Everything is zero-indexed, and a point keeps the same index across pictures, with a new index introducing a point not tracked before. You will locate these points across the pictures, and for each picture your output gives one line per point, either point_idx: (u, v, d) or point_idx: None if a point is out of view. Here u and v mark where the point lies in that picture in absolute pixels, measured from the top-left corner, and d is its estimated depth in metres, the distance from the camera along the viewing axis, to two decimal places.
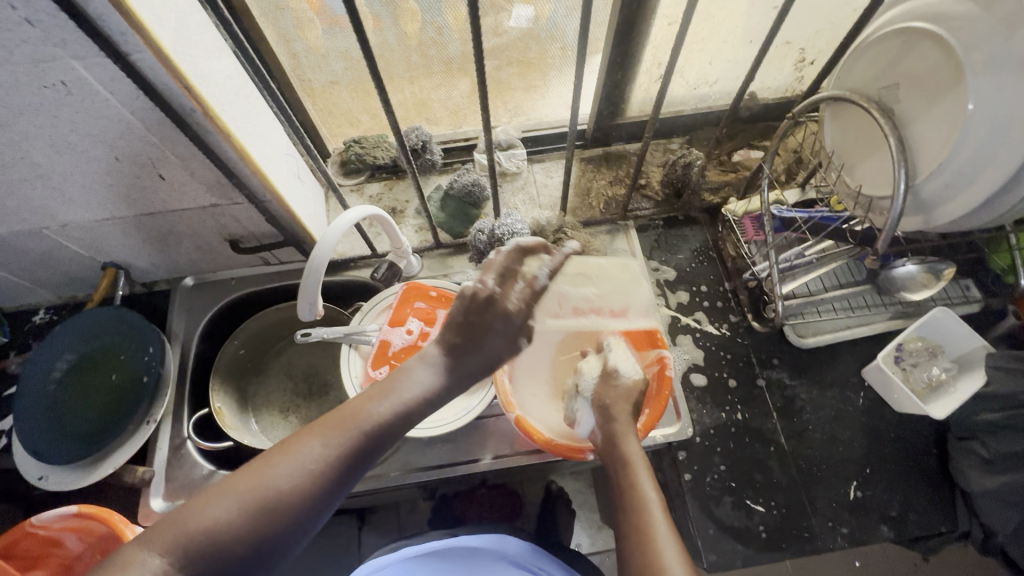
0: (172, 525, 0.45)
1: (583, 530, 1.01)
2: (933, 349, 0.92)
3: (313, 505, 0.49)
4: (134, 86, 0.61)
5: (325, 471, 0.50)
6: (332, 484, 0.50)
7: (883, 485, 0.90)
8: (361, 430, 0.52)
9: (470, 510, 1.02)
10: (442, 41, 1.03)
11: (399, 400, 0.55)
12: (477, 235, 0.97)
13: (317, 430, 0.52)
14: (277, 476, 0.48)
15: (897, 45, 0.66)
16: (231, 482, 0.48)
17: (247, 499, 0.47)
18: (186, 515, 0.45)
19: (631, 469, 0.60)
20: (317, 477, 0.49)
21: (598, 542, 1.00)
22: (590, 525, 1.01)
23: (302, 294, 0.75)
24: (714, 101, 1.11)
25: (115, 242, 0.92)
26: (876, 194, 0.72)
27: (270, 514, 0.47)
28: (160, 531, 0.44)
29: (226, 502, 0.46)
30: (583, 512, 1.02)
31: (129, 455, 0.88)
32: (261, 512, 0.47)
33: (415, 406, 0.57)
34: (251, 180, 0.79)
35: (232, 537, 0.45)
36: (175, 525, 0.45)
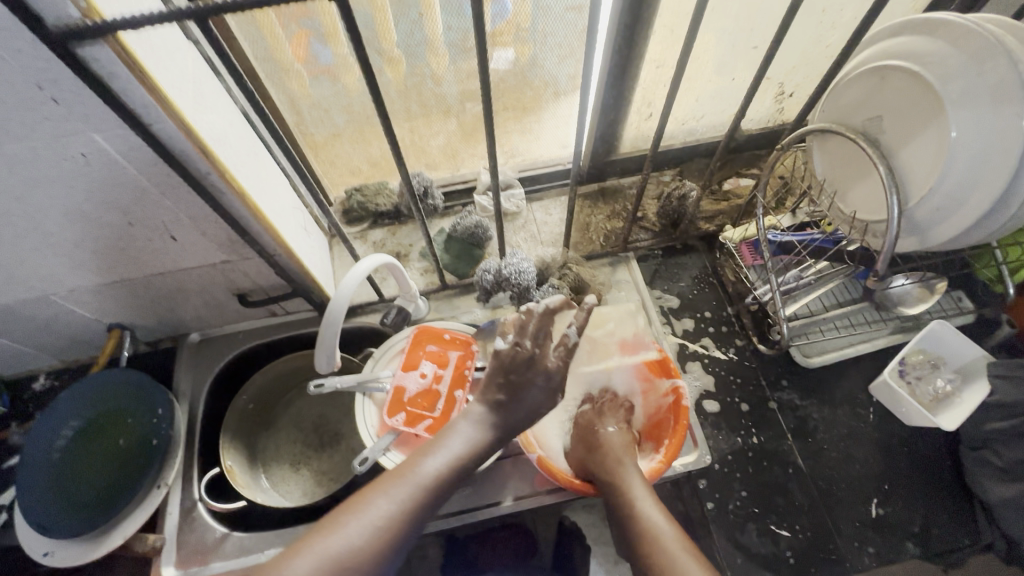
0: None
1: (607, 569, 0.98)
2: (934, 361, 0.94)
3: (377, 562, 0.55)
4: (153, 154, 0.62)
5: (387, 530, 0.57)
6: (397, 537, 0.57)
7: (903, 501, 0.91)
8: (418, 484, 0.61)
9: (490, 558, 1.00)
10: (440, 91, 1.09)
11: (448, 455, 0.64)
12: (482, 275, 0.98)
13: (380, 490, 0.60)
14: (350, 534, 0.55)
15: (874, 81, 0.71)
16: (306, 545, 0.54)
17: (322, 559, 0.53)
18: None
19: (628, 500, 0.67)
20: (377, 539, 0.56)
21: None
22: (606, 559, 0.98)
23: (319, 345, 0.75)
24: (702, 134, 1.15)
25: (123, 303, 0.92)
26: (869, 218, 0.75)
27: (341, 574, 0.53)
28: None
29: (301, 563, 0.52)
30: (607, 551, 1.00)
31: (139, 523, 0.84)
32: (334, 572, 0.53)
33: (461, 461, 0.65)
34: (262, 236, 0.80)
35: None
36: None
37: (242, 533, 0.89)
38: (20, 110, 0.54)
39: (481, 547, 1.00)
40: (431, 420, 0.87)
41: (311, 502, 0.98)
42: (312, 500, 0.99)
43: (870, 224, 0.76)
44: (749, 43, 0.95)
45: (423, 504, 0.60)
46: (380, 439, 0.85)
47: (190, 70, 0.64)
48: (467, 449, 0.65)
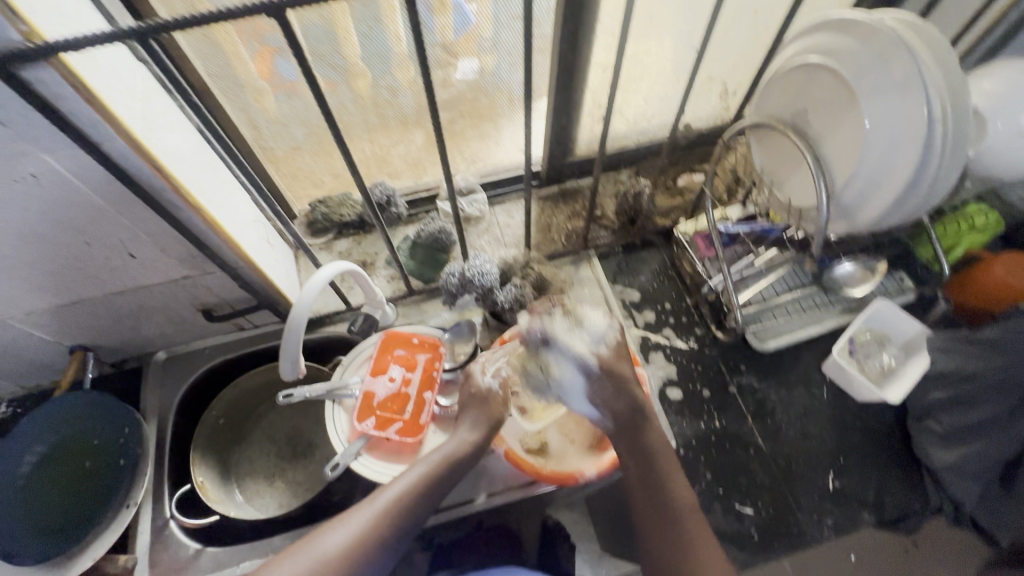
0: None
1: (585, 562, 1.00)
2: (881, 338, 0.99)
3: (354, 566, 0.62)
4: (106, 171, 0.63)
5: (363, 535, 0.64)
6: (374, 541, 0.64)
7: (858, 473, 0.95)
8: (391, 494, 0.68)
9: (470, 558, 1.00)
10: (397, 101, 1.09)
11: (423, 465, 0.71)
12: (448, 278, 1.01)
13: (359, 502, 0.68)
14: (329, 539, 0.63)
15: (799, 77, 0.76)
16: (294, 550, 0.62)
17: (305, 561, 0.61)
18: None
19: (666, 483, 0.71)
20: (352, 545, 0.63)
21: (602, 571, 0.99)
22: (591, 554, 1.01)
23: (282, 354, 0.76)
24: (654, 134, 1.20)
25: (84, 324, 0.91)
26: (803, 205, 0.80)
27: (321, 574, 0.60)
28: None
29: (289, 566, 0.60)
30: (583, 543, 1.02)
31: (110, 542, 0.84)
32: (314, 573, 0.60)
33: (437, 472, 0.72)
34: (223, 249, 0.81)
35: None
36: None
37: (216, 548, 0.89)
38: None
39: (466, 553, 1.01)
40: (401, 423, 0.89)
41: (287, 512, 0.98)
42: (288, 510, 0.99)
43: (805, 210, 0.80)
44: (690, 44, 1.00)
45: (400, 512, 0.67)
46: (351, 444, 0.86)
47: (140, 90, 0.66)
48: (444, 459, 0.73)
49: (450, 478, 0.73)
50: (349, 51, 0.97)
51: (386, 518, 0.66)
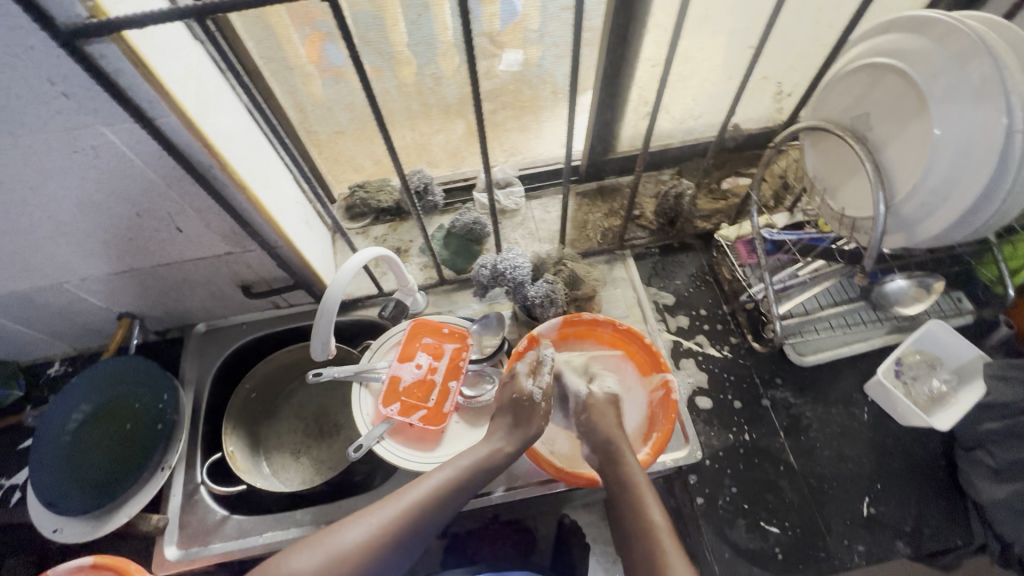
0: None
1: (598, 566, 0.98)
2: (932, 361, 0.94)
3: (368, 566, 0.62)
4: (158, 147, 0.65)
5: (382, 536, 0.63)
6: (393, 541, 0.64)
7: (896, 501, 0.90)
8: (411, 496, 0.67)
9: (483, 549, 1.01)
10: (440, 90, 1.11)
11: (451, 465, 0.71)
12: (479, 270, 1.00)
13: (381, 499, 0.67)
14: (349, 533, 0.63)
15: (863, 80, 0.72)
16: (314, 539, 0.63)
17: (321, 556, 0.61)
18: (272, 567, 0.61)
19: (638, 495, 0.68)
20: (369, 544, 0.62)
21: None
22: (604, 558, 0.98)
23: (314, 333, 0.77)
24: (700, 134, 1.16)
25: (132, 292, 0.95)
26: (857, 215, 0.75)
27: (337, 573, 0.60)
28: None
29: (306, 559, 0.61)
30: (598, 546, 1.00)
31: (144, 502, 0.88)
32: (328, 570, 0.60)
33: (464, 474, 0.71)
34: (263, 229, 0.83)
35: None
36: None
37: (242, 516, 0.92)
38: (34, 104, 0.57)
39: (480, 542, 1.02)
40: (425, 411, 0.90)
41: (309, 489, 1.00)
42: (311, 487, 1.01)
43: (858, 221, 0.76)
44: (745, 41, 0.96)
45: (419, 518, 0.66)
46: (375, 427, 0.87)
47: (194, 67, 0.67)
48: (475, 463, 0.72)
49: (472, 483, 0.71)
50: (396, 38, 0.98)
51: (407, 520, 0.65)
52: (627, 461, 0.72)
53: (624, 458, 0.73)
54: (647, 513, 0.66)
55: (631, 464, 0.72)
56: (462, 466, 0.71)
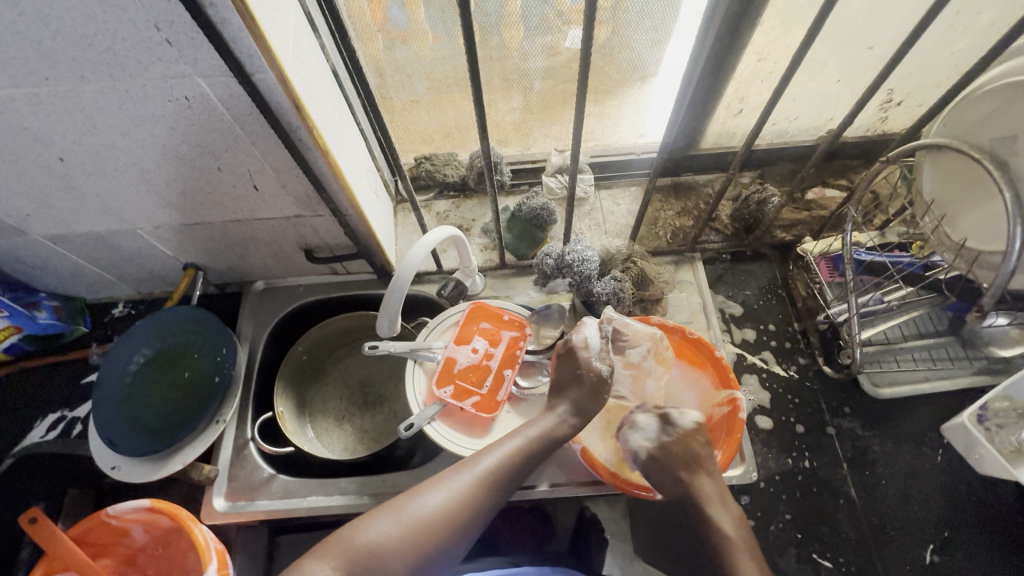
0: (340, 542, 0.60)
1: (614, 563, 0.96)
2: (1022, 411, 0.86)
3: (448, 533, 0.62)
4: (250, 103, 0.63)
5: (459, 505, 0.64)
6: (471, 510, 0.64)
7: (962, 552, 0.85)
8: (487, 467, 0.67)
9: (503, 531, 1.01)
10: (525, 65, 1.06)
11: (524, 435, 0.71)
12: (545, 259, 0.98)
13: (457, 469, 0.67)
14: (426, 500, 0.63)
15: (1009, 97, 0.65)
16: (392, 504, 0.63)
17: (401, 520, 0.62)
18: (351, 533, 0.61)
19: (705, 506, 0.68)
20: (447, 513, 0.63)
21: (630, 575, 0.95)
22: (623, 556, 0.97)
23: (382, 311, 0.75)
24: (792, 137, 1.09)
25: (200, 244, 0.96)
26: (981, 247, 0.69)
27: (418, 537, 0.61)
28: (330, 547, 0.59)
29: (387, 524, 0.61)
30: (617, 542, 0.98)
31: (197, 454, 0.89)
32: (410, 534, 0.61)
33: (534, 446, 0.71)
34: (338, 195, 0.81)
35: (391, 553, 0.60)
36: (342, 541, 0.60)
37: (288, 477, 0.93)
38: (138, 50, 0.56)
39: (500, 524, 1.02)
40: (478, 397, 0.88)
41: (351, 458, 1.01)
42: (352, 456, 1.02)
43: (981, 254, 0.70)
44: (865, 42, 0.88)
45: (492, 486, 0.66)
46: (426, 408, 0.86)
47: (292, 23, 0.65)
48: (543, 435, 0.72)
49: (539, 455, 0.71)
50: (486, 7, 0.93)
51: (480, 489, 0.65)
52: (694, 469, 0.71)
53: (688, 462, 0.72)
54: (732, 547, 0.64)
55: (697, 470, 0.71)
56: (531, 437, 0.72)
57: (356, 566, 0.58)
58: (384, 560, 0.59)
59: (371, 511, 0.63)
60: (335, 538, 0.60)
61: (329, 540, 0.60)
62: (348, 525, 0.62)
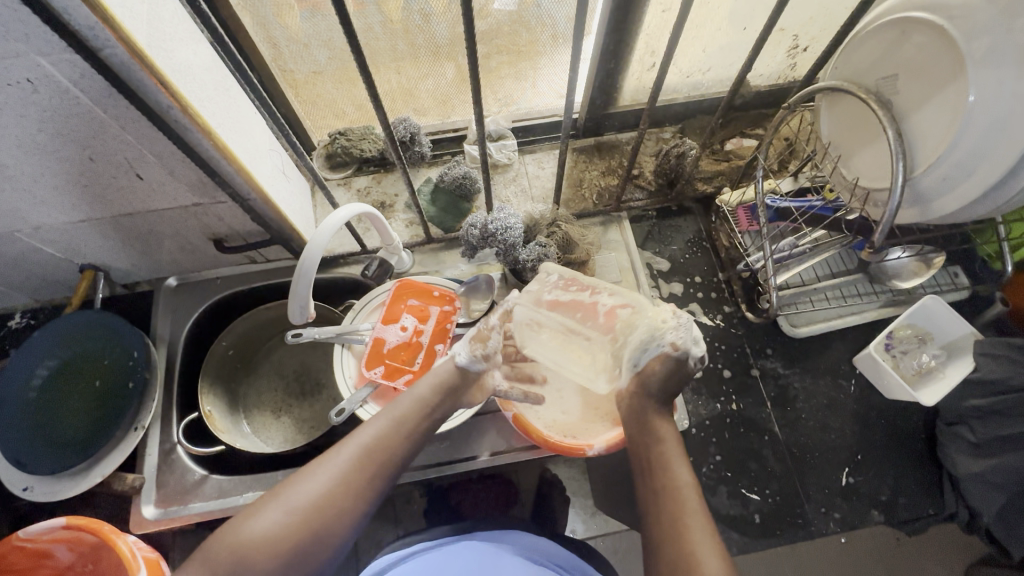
0: (215, 544, 0.54)
1: (577, 517, 1.00)
2: (922, 336, 0.93)
3: (326, 520, 0.57)
4: (106, 83, 0.57)
5: (335, 486, 0.58)
6: (353, 490, 0.59)
7: (874, 471, 0.92)
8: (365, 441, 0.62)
9: (466, 500, 1.02)
10: (429, 28, 0.99)
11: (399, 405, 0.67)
12: (468, 230, 0.92)
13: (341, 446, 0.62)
14: (305, 488, 0.58)
15: (893, 36, 0.67)
16: (273, 494, 0.58)
17: (275, 514, 0.56)
18: (227, 532, 0.55)
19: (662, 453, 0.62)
20: (316, 503, 0.57)
21: (593, 527, 0.99)
22: (584, 511, 1.00)
23: (291, 296, 0.72)
24: (707, 89, 1.09)
25: (92, 243, 0.88)
26: (871, 185, 0.73)
27: (298, 528, 0.56)
28: (210, 548, 0.54)
29: (260, 520, 0.56)
30: (578, 499, 1.01)
31: (117, 464, 0.85)
32: (281, 530, 0.55)
33: (415, 417, 0.66)
34: (234, 178, 0.75)
35: (267, 548, 0.54)
36: (218, 542, 0.55)
37: (221, 476, 0.90)
38: None
39: (462, 493, 1.02)
40: (411, 375, 0.87)
41: (291, 449, 0.99)
42: (293, 447, 1.00)
43: (871, 192, 0.73)
44: None
45: (366, 466, 0.61)
46: (357, 392, 0.84)
47: None
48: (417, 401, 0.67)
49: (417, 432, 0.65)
50: None
51: (351, 477, 0.59)
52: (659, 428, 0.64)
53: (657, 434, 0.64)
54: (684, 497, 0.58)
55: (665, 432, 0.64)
56: (405, 407, 0.67)
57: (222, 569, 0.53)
58: (260, 557, 0.54)
59: (249, 508, 0.57)
60: (216, 536, 0.55)
61: (211, 538, 0.55)
62: (225, 526, 0.56)
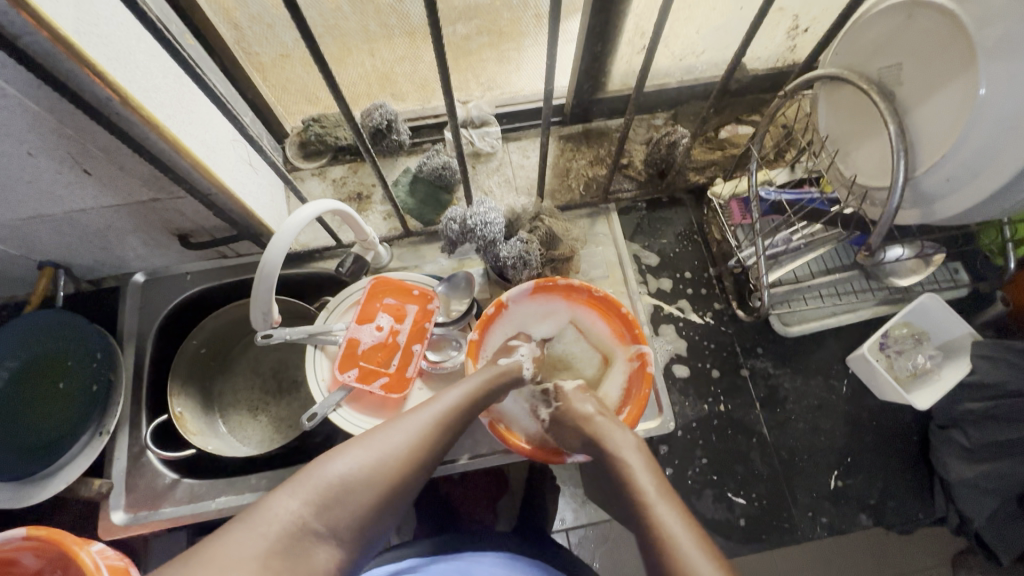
0: (307, 479, 0.52)
1: (567, 505, 0.99)
2: (918, 335, 0.89)
3: (424, 463, 0.58)
4: (32, 73, 0.52)
5: (433, 431, 0.60)
6: (446, 439, 0.61)
7: (863, 474, 0.90)
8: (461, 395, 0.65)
9: (456, 489, 0.99)
10: (403, 8, 0.95)
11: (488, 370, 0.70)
12: (447, 225, 0.87)
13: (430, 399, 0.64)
14: (398, 431, 0.58)
15: (899, 22, 0.62)
16: (360, 437, 0.58)
17: (373, 454, 0.56)
18: (318, 469, 0.53)
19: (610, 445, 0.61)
20: (408, 454, 0.57)
21: (582, 516, 0.98)
22: (574, 500, 0.99)
23: (253, 301, 0.68)
24: (701, 72, 1.03)
25: (48, 240, 0.84)
26: (870, 183, 0.68)
27: (399, 468, 0.56)
28: (296, 484, 0.52)
29: (358, 456, 0.55)
30: (568, 487, 1.00)
31: (83, 469, 0.83)
32: (380, 470, 0.55)
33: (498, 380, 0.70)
34: (191, 174, 0.70)
35: (367, 485, 0.54)
36: (310, 478, 0.53)
37: (193, 480, 0.88)
38: None
39: (453, 483, 0.99)
40: (387, 378, 0.83)
41: (267, 449, 0.96)
42: (270, 447, 0.97)
43: (870, 190, 0.69)
44: None
45: (459, 417, 0.63)
46: (330, 395, 0.81)
47: None
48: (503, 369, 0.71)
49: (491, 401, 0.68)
50: None
51: (439, 431, 0.61)
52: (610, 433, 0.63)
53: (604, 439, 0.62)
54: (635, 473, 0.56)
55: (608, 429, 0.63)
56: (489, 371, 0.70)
57: (321, 501, 0.51)
58: (360, 493, 0.53)
59: (337, 446, 0.56)
60: (300, 475, 0.53)
61: (294, 477, 0.52)
62: (312, 461, 0.54)
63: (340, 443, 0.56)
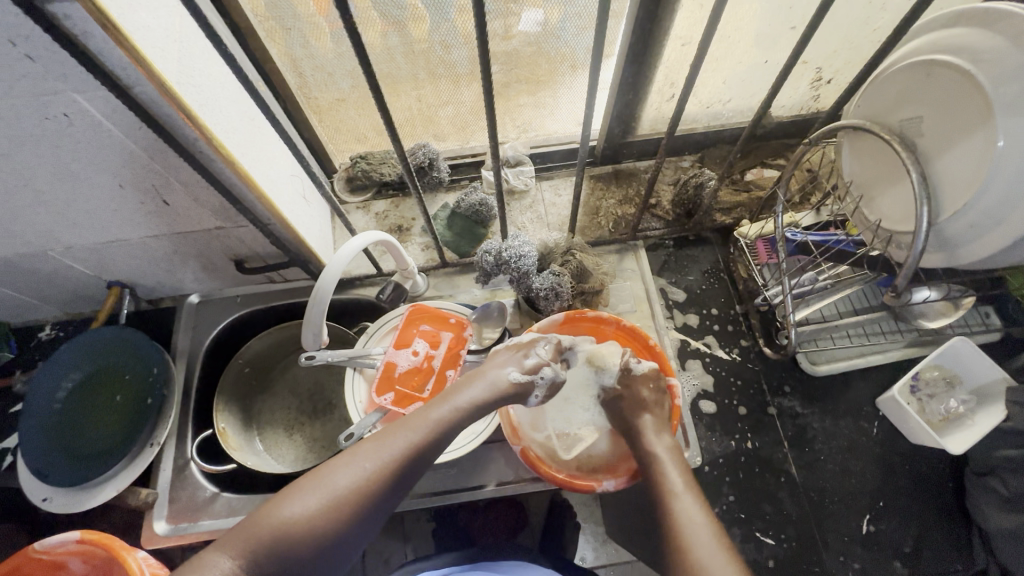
0: (242, 532, 0.54)
1: (588, 544, 0.96)
2: (950, 379, 0.90)
3: (368, 504, 0.58)
4: (136, 118, 0.60)
5: (378, 472, 0.59)
6: (394, 479, 0.60)
7: (896, 519, 0.88)
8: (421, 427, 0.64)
9: (474, 522, 0.99)
10: (450, 59, 1.01)
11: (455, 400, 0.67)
12: (483, 257, 0.92)
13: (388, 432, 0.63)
14: (341, 475, 0.58)
15: (919, 77, 0.65)
16: (306, 479, 0.58)
17: (313, 500, 0.56)
18: (257, 520, 0.55)
19: (658, 463, 0.66)
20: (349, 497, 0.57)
21: (603, 555, 0.95)
22: (595, 537, 0.97)
23: (306, 322, 0.73)
24: (728, 119, 1.09)
25: (119, 263, 0.91)
26: (895, 228, 0.71)
27: (339, 510, 0.56)
28: (231, 538, 0.54)
29: (300, 502, 0.56)
30: (589, 525, 0.97)
31: (129, 480, 0.87)
32: (318, 515, 0.56)
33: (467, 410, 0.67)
34: (256, 206, 0.77)
35: (304, 531, 0.55)
36: (247, 531, 0.54)
37: (231, 494, 0.91)
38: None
39: (471, 514, 0.99)
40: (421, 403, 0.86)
41: (300, 468, 0.99)
42: (303, 466, 1.00)
43: (895, 234, 0.72)
44: (788, 22, 0.87)
45: (412, 454, 0.62)
46: (366, 417, 0.84)
47: (177, 27, 0.61)
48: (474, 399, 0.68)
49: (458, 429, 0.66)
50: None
51: (403, 460, 0.61)
52: (647, 438, 0.69)
53: (641, 437, 0.69)
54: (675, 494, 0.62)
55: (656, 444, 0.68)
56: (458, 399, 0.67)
57: (257, 551, 0.53)
58: (291, 541, 0.54)
59: (281, 493, 0.57)
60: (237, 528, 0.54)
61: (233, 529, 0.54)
62: (261, 508, 0.56)
63: (285, 489, 0.58)
